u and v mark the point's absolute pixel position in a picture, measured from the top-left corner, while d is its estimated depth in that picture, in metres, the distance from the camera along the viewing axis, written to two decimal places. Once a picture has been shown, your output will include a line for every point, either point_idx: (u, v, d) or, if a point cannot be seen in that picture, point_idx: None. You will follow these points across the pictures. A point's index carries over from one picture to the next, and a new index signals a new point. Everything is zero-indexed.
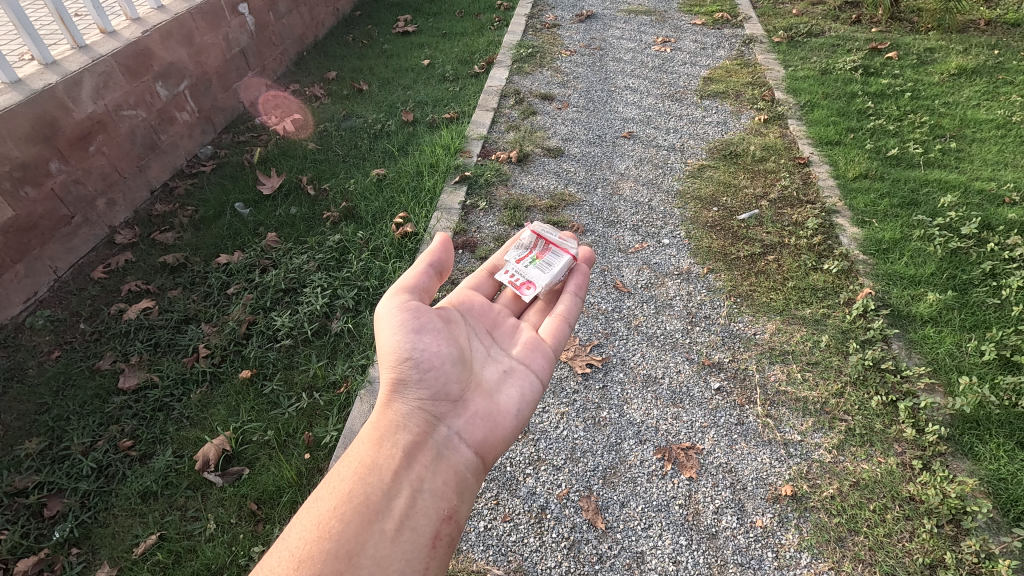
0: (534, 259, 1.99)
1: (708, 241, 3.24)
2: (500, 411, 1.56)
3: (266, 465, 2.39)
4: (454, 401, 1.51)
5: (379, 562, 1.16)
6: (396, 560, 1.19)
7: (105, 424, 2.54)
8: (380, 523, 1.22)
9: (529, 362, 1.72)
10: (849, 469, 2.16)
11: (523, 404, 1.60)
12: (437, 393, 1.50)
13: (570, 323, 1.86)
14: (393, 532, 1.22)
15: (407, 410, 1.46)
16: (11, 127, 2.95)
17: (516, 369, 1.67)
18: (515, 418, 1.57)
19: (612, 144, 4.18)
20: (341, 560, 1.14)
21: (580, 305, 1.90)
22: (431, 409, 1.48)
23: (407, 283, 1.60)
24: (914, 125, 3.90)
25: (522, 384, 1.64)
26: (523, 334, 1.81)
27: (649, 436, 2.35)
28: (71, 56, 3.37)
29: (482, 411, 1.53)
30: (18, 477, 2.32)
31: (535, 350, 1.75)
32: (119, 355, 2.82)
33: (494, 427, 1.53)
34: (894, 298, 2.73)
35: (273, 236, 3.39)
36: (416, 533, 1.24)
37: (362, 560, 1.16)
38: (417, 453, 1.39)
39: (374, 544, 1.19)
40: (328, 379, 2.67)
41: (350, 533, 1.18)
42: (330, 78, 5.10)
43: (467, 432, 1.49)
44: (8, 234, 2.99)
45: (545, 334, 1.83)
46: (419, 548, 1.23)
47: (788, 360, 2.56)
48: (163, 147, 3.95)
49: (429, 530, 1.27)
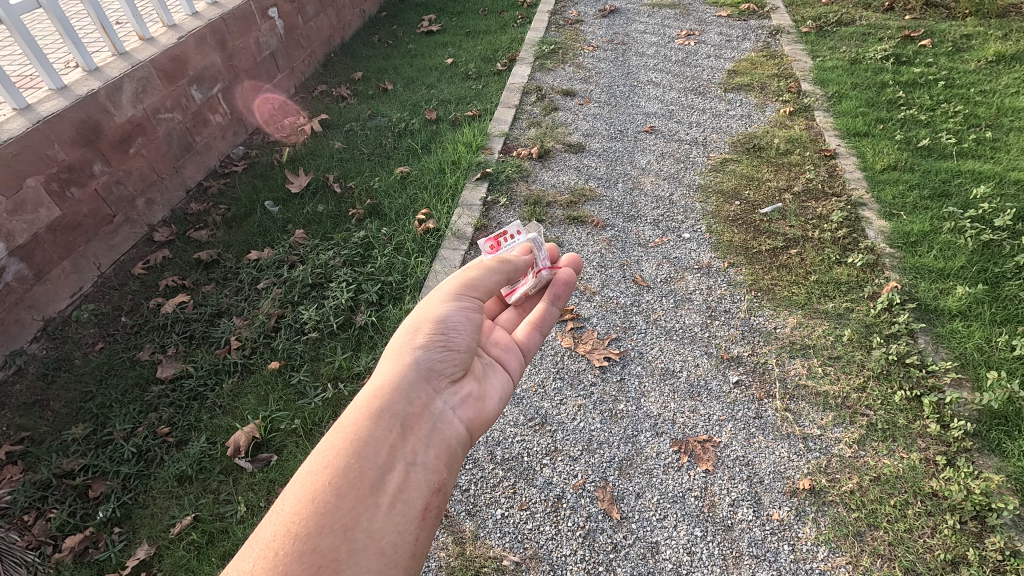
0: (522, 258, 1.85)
1: (730, 235, 3.21)
2: (485, 397, 1.61)
3: (294, 452, 2.50)
4: (452, 378, 1.50)
5: (374, 535, 1.12)
6: (390, 533, 1.14)
7: (144, 411, 2.69)
8: (376, 497, 1.17)
9: (502, 361, 1.79)
10: (869, 464, 2.13)
11: (501, 397, 1.66)
12: (441, 366, 1.46)
13: (542, 331, 1.94)
14: (388, 505, 1.17)
15: (412, 378, 1.39)
16: (58, 131, 3.13)
17: (496, 365, 1.75)
18: (496, 405, 1.62)
19: (634, 139, 4.17)
20: (336, 534, 1.08)
21: (556, 313, 1.94)
22: (433, 381, 1.44)
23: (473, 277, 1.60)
24: (947, 114, 3.78)
25: (500, 381, 1.71)
26: (499, 336, 1.87)
27: (666, 428, 2.35)
28: (112, 63, 3.54)
29: (473, 393, 1.56)
30: (66, 460, 2.49)
31: (509, 351, 1.83)
32: (158, 347, 2.98)
33: (481, 409, 1.56)
34: (921, 291, 2.67)
35: (301, 232, 3.52)
36: (409, 505, 1.21)
37: (357, 534, 1.10)
38: (414, 425, 1.34)
39: (369, 518, 1.13)
40: (353, 370, 2.77)
41: (345, 508, 1.12)
42: (357, 79, 5.21)
43: (459, 409, 1.49)
44: (56, 233, 3.18)
45: (519, 337, 1.89)
46: (412, 519, 1.20)
47: (810, 354, 2.54)
48: (198, 149, 4.12)
49: (421, 502, 1.23)
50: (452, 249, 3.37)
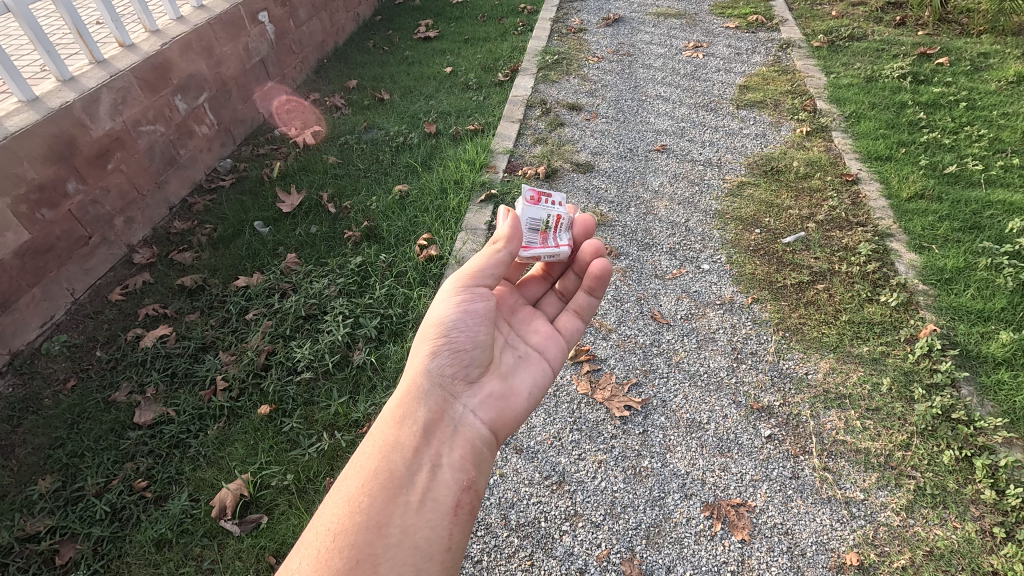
0: (546, 225, 1.77)
1: (752, 267, 3.03)
2: (513, 394, 1.60)
3: (286, 513, 2.26)
4: (471, 380, 1.54)
5: (406, 531, 1.22)
6: (421, 529, 1.24)
7: (119, 462, 2.44)
8: (405, 496, 1.26)
9: (542, 350, 1.76)
10: (920, 535, 1.95)
11: (535, 390, 1.64)
12: (456, 371, 1.52)
13: (584, 319, 1.87)
14: (417, 504, 1.26)
15: (428, 385, 1.46)
16: (28, 147, 2.86)
17: (531, 356, 1.71)
18: (527, 401, 1.62)
19: (644, 158, 3.98)
20: (371, 531, 1.19)
21: (597, 305, 1.87)
22: (451, 386, 1.50)
23: (476, 269, 1.58)
24: (971, 138, 3.63)
25: (534, 372, 1.68)
26: (539, 322, 1.83)
27: (696, 490, 2.16)
28: (89, 72, 3.28)
29: (497, 391, 1.58)
30: (31, 520, 2.24)
31: (549, 338, 1.78)
32: (136, 386, 2.73)
33: (508, 407, 1.58)
34: (961, 335, 2.51)
35: (293, 257, 3.29)
36: (439, 503, 1.29)
37: (390, 530, 1.20)
38: (434, 429, 1.41)
39: (400, 516, 1.23)
40: (350, 417, 2.55)
41: (378, 507, 1.22)
42: (351, 87, 4.96)
43: (483, 409, 1.53)
44: (25, 258, 2.91)
45: (560, 324, 1.85)
46: (442, 516, 1.28)
47: (846, 405, 2.36)
48: (182, 162, 3.85)
49: (450, 500, 1.31)
50: None
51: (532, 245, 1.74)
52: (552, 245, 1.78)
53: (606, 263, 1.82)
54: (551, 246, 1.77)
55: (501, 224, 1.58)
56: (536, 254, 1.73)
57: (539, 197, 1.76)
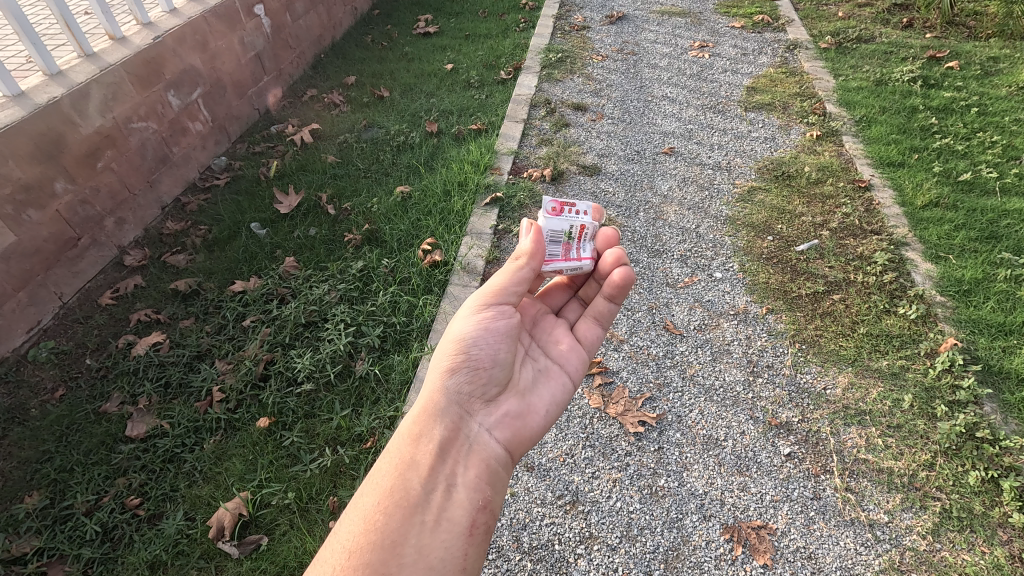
0: (571, 237, 1.59)
1: (766, 276, 2.95)
2: (532, 410, 1.49)
3: (287, 534, 2.17)
4: (490, 397, 1.44)
5: (422, 551, 1.13)
6: (436, 550, 1.15)
7: (111, 477, 2.33)
8: (420, 516, 1.18)
9: (563, 362, 1.64)
10: (948, 561, 1.89)
11: (554, 406, 1.53)
12: (475, 388, 1.41)
13: (603, 326, 1.72)
14: (432, 524, 1.18)
15: (444, 401, 1.37)
16: (14, 145, 2.73)
17: (551, 369, 1.60)
18: (546, 418, 1.52)
19: (652, 161, 3.89)
20: (386, 550, 1.10)
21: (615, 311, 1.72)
22: (469, 403, 1.40)
23: (497, 286, 1.48)
24: (984, 144, 3.58)
25: (553, 387, 1.57)
26: (560, 332, 1.70)
27: (715, 511, 2.08)
28: (78, 66, 3.13)
29: (515, 408, 1.46)
30: (17, 541, 2.12)
31: (569, 350, 1.65)
32: (128, 397, 2.61)
33: (527, 425, 1.47)
34: (982, 350, 2.45)
35: (292, 261, 3.17)
36: (454, 523, 1.20)
37: (405, 550, 1.12)
38: (451, 446, 1.32)
39: (415, 535, 1.14)
40: (353, 432, 2.45)
41: (393, 526, 1.14)
42: (350, 84, 4.84)
43: (501, 427, 1.43)
44: (10, 260, 2.78)
45: (581, 333, 1.71)
46: (458, 536, 1.19)
47: (866, 422, 2.29)
48: (175, 160, 3.72)
49: (466, 519, 1.22)
50: (462, 285, 3.06)
51: (555, 260, 1.58)
52: (576, 260, 1.61)
53: (629, 273, 1.65)
54: (574, 260, 1.60)
55: (523, 239, 1.48)
56: (558, 269, 1.58)
57: (562, 208, 1.55)
